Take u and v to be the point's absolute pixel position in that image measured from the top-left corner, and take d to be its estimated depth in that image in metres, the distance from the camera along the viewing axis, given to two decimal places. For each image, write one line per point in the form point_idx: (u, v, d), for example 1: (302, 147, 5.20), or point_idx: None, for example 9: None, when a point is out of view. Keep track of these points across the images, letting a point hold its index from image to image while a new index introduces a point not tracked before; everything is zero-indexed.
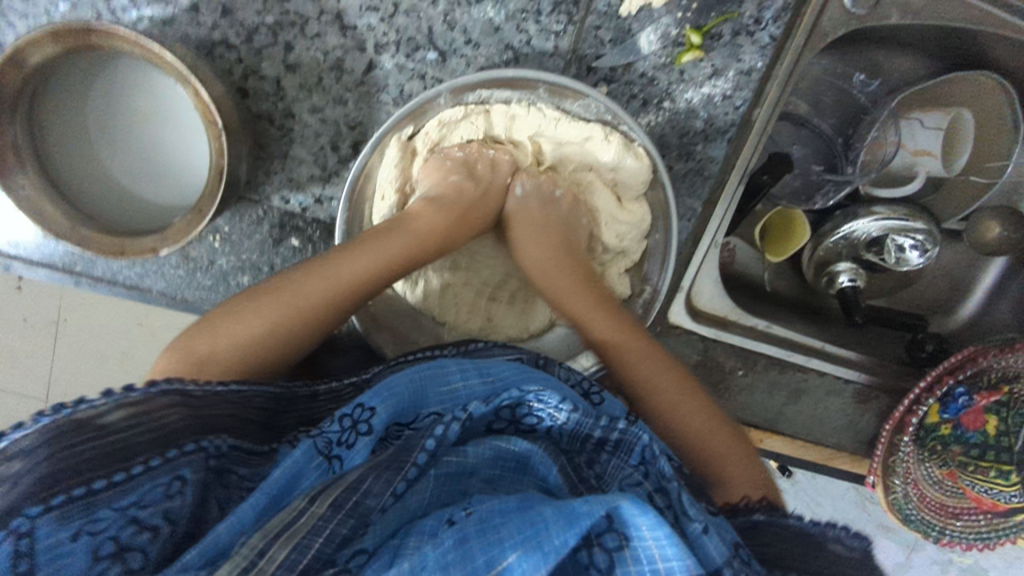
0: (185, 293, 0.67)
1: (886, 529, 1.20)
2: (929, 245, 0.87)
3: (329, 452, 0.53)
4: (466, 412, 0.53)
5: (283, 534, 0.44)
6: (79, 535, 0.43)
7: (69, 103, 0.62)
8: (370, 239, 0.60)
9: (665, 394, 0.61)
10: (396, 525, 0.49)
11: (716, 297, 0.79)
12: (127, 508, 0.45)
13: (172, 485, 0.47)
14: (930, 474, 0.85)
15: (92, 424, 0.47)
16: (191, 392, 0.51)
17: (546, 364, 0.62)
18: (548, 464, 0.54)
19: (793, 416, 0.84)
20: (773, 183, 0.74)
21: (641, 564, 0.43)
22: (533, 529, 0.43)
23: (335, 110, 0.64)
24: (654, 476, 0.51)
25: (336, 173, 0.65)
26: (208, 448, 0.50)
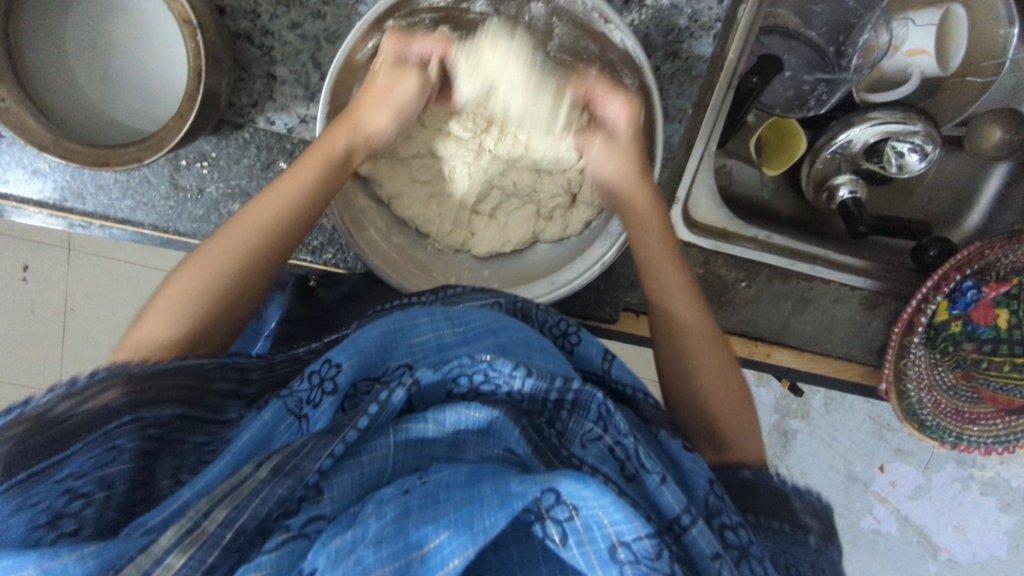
0: (177, 225, 0.67)
1: (904, 453, 1.19)
2: (930, 147, 0.84)
3: (300, 411, 0.50)
4: (411, 377, 0.49)
5: (227, 497, 0.40)
6: (18, 510, 0.42)
7: (44, 24, 0.61)
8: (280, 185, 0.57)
9: (688, 327, 0.62)
10: (358, 492, 0.45)
11: (712, 209, 0.78)
12: (62, 480, 0.44)
13: (105, 455, 0.45)
14: (944, 379, 0.84)
15: (39, 417, 0.45)
16: (134, 373, 0.48)
17: (525, 308, 0.60)
18: (510, 429, 0.48)
19: (799, 327, 0.83)
20: (762, 85, 0.71)
21: (592, 531, 0.40)
22: (467, 509, 0.40)
23: (313, 24, 0.62)
24: (614, 432, 0.48)
25: (320, 91, 0.65)
26: (146, 418, 0.47)
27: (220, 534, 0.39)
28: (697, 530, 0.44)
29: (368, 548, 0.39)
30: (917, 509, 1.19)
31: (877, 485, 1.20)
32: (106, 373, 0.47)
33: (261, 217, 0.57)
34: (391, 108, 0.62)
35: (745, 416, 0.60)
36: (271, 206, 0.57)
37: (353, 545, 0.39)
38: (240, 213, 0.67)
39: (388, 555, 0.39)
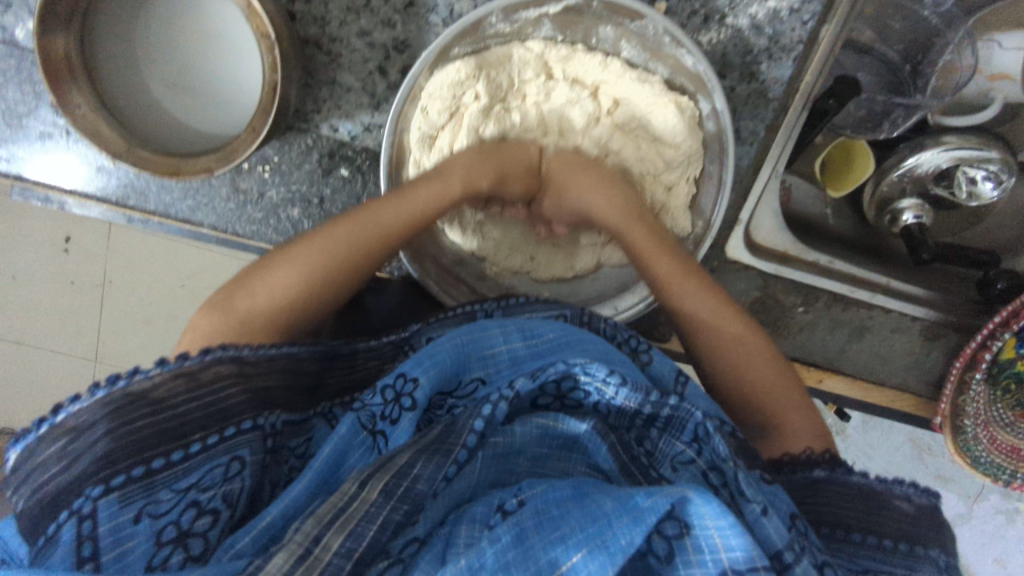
0: (236, 227, 0.67)
1: (945, 479, 1.17)
2: (1005, 175, 0.81)
3: (374, 426, 0.51)
4: (513, 391, 0.49)
5: (336, 521, 0.42)
6: (140, 517, 0.42)
7: (125, 68, 0.62)
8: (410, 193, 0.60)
9: (732, 344, 0.60)
10: (446, 510, 0.46)
11: (775, 231, 0.76)
12: (185, 491, 0.44)
13: (229, 467, 0.47)
14: (1002, 416, 0.82)
15: (144, 398, 0.46)
16: (245, 358, 0.51)
17: (591, 320, 0.61)
18: (598, 443, 0.50)
19: (855, 355, 0.81)
20: (839, 107, 0.67)
21: (703, 553, 0.40)
22: (597, 528, 0.39)
23: (384, 33, 0.61)
24: (707, 455, 0.48)
25: (386, 100, 0.63)
26: (263, 427, 0.50)
27: (337, 564, 0.41)
28: (799, 568, 0.42)
29: None
30: (954, 538, 1.17)
31: None
32: (218, 355, 0.50)
33: (371, 222, 0.58)
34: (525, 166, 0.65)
35: (792, 410, 0.59)
36: (410, 207, 0.59)
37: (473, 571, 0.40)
38: (299, 219, 0.66)
39: None
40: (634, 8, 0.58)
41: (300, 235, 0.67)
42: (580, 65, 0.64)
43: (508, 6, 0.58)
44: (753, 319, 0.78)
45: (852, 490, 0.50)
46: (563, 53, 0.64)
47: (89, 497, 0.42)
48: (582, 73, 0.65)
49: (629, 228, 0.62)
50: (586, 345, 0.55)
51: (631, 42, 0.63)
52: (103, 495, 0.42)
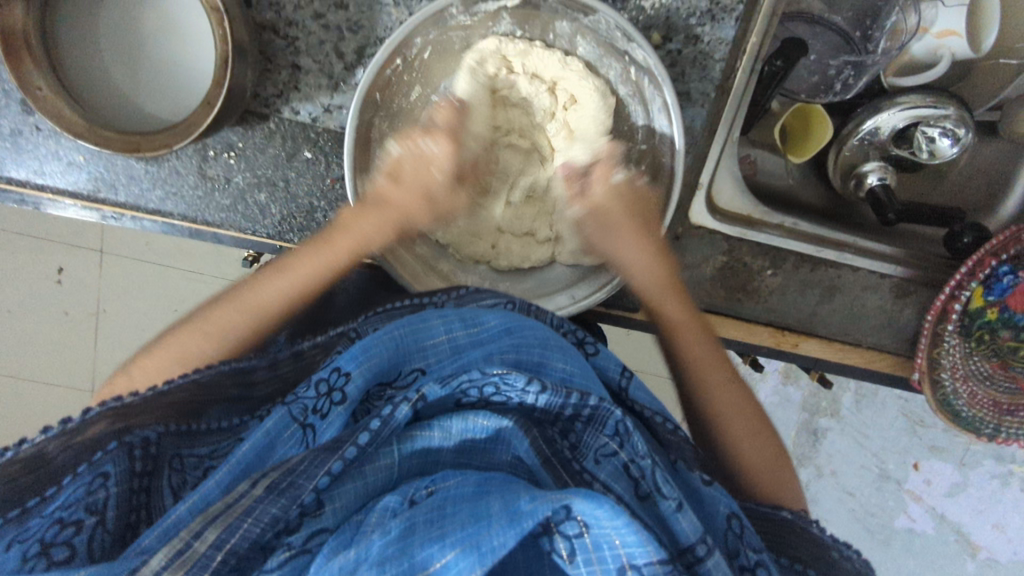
0: (206, 215, 0.68)
1: (938, 450, 1.16)
2: (962, 130, 0.82)
3: (305, 419, 0.52)
4: (418, 394, 0.49)
5: (219, 517, 0.42)
6: (11, 544, 0.42)
7: (77, 52, 0.61)
8: (301, 263, 0.64)
9: (708, 378, 0.66)
10: (358, 503, 0.46)
11: (737, 196, 0.77)
12: (51, 512, 0.44)
13: (95, 481, 0.46)
14: (979, 369, 0.82)
15: (36, 458, 0.47)
16: (125, 403, 0.50)
17: (538, 314, 0.62)
18: (519, 438, 0.50)
19: (827, 317, 0.81)
20: (787, 68, 0.70)
21: (603, 549, 0.41)
22: (474, 527, 0.40)
23: (337, 15, 0.63)
24: (630, 449, 0.50)
25: (343, 80, 0.65)
26: (147, 438, 0.49)
27: (210, 556, 0.41)
28: (711, 560, 0.45)
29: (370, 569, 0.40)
30: (954, 507, 1.16)
31: (911, 482, 1.17)
32: (99, 411, 0.49)
33: (257, 292, 0.63)
34: (417, 177, 0.65)
35: (779, 468, 0.64)
36: (294, 278, 0.64)
37: (356, 564, 0.40)
38: (266, 203, 0.68)
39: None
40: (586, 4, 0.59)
41: (269, 219, 0.68)
42: (538, 60, 0.66)
43: None
44: (723, 283, 0.79)
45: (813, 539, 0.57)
46: (521, 48, 0.66)
47: None
48: (541, 66, 0.67)
49: (636, 262, 0.66)
50: (527, 334, 0.56)
51: (587, 38, 0.65)
52: None
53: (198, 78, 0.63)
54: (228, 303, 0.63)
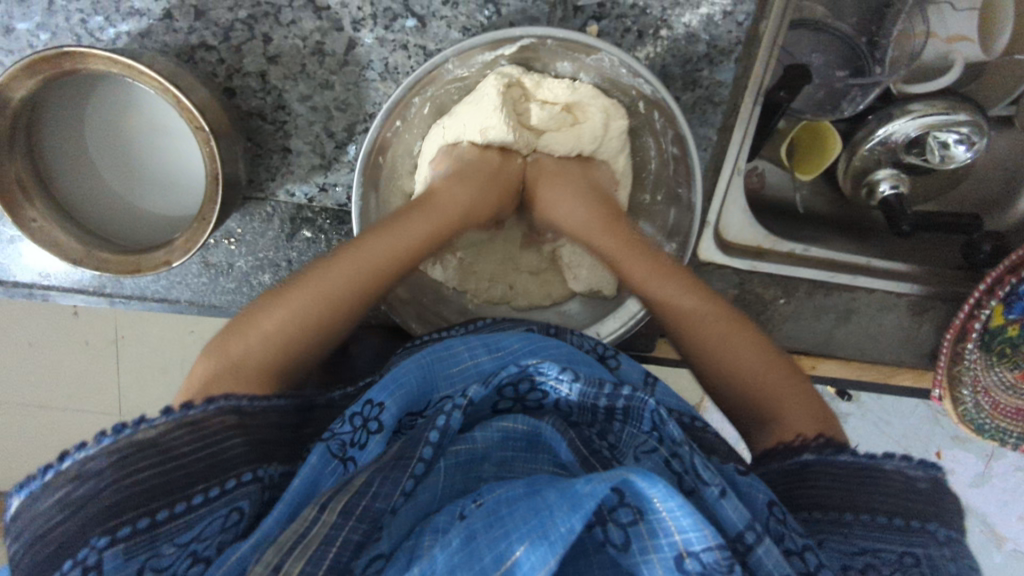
0: (212, 299, 0.68)
1: (962, 440, 1.16)
2: (978, 137, 0.80)
3: (344, 454, 0.53)
4: (467, 399, 0.53)
5: (297, 548, 0.43)
6: (143, 570, 0.44)
7: (71, 182, 0.60)
8: (403, 229, 0.60)
9: (731, 357, 0.59)
10: (412, 523, 0.49)
11: (746, 228, 0.75)
12: (187, 543, 0.46)
13: (229, 518, 0.48)
14: (1002, 379, 0.81)
15: (153, 443, 0.49)
16: (245, 407, 0.53)
17: (558, 331, 0.64)
18: (558, 439, 0.53)
19: (843, 339, 0.80)
20: (790, 98, 0.67)
21: (658, 537, 0.43)
22: (539, 520, 0.42)
23: (323, 95, 0.62)
24: (668, 441, 0.52)
25: (336, 159, 0.65)
26: (262, 477, 0.52)
27: None
28: (762, 548, 0.44)
29: None
30: (977, 497, 1.17)
31: None
32: (222, 403, 0.52)
33: (359, 258, 0.58)
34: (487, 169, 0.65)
35: (791, 401, 0.57)
36: (391, 243, 0.59)
37: None
38: (271, 283, 0.67)
39: None
40: (588, 44, 0.57)
41: None
42: (549, 89, 0.62)
43: (463, 51, 0.57)
44: None
45: (843, 468, 0.51)
46: (534, 79, 0.62)
47: (97, 547, 0.44)
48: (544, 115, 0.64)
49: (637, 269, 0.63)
50: (551, 351, 0.58)
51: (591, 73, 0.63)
52: (110, 546, 0.44)
53: (190, 168, 0.63)
54: (328, 270, 0.58)
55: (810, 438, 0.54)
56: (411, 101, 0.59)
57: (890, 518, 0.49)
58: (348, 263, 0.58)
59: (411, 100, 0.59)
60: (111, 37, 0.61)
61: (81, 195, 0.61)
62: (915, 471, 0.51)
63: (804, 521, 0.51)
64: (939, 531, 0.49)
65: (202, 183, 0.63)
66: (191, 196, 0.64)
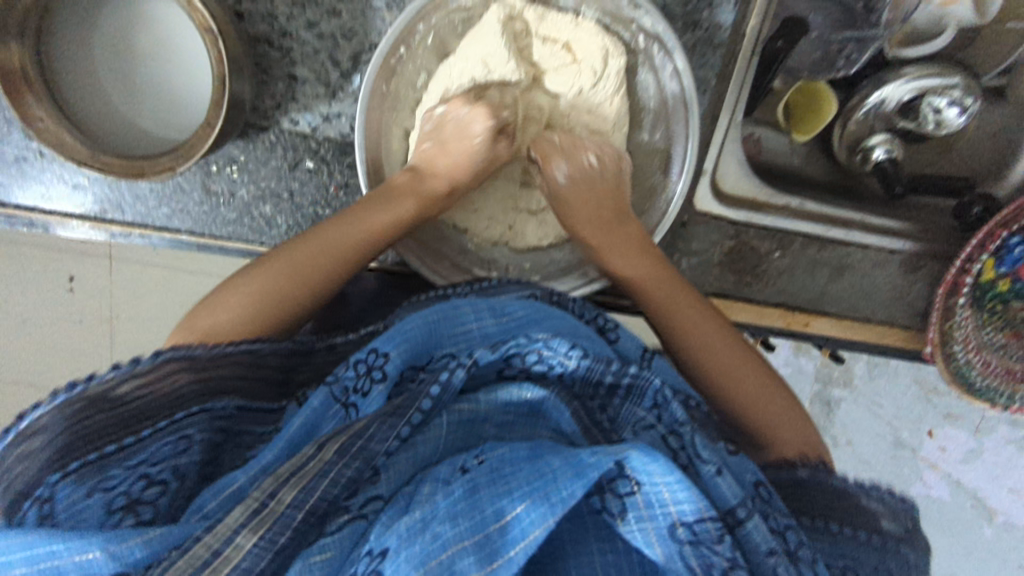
0: (212, 230, 0.68)
1: (953, 418, 1.17)
2: (970, 100, 0.81)
3: (347, 399, 0.51)
4: (471, 359, 0.50)
5: (292, 479, 0.44)
6: (93, 493, 0.44)
7: (80, 96, 0.61)
8: (362, 216, 0.60)
9: (739, 382, 0.60)
10: (412, 472, 0.48)
11: (742, 179, 0.77)
12: (137, 466, 0.46)
13: (179, 445, 0.48)
14: (993, 339, 0.82)
15: (102, 397, 0.46)
16: (198, 356, 0.50)
17: (560, 299, 0.61)
18: (561, 409, 0.51)
19: (837, 295, 0.81)
20: (788, 47, 0.69)
21: (653, 505, 0.44)
22: (541, 481, 0.44)
23: (330, 23, 0.63)
24: (668, 420, 0.50)
25: (341, 89, 0.66)
26: (214, 409, 0.50)
27: (289, 515, 0.43)
28: (751, 523, 0.45)
29: (443, 524, 0.43)
30: (970, 475, 1.17)
31: (926, 451, 1.18)
32: (170, 356, 0.49)
33: (322, 239, 0.59)
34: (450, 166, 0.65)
35: (781, 421, 0.59)
36: (359, 226, 0.60)
37: (425, 522, 0.43)
38: (272, 214, 0.68)
39: (465, 526, 0.43)
40: None
41: (275, 230, 0.68)
42: (553, 23, 0.64)
43: None
44: (732, 268, 0.79)
45: (829, 492, 0.53)
46: (538, 12, 0.64)
47: (48, 482, 0.43)
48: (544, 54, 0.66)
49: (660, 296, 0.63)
50: (555, 323, 0.55)
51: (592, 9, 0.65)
52: (62, 479, 0.43)
53: (194, 83, 0.63)
54: (294, 251, 0.58)
55: (809, 459, 0.56)
56: (416, 26, 0.60)
57: (870, 536, 0.50)
58: (309, 246, 0.59)
59: (417, 25, 0.60)
60: None
61: (90, 110, 0.62)
62: (882, 498, 0.52)
63: (802, 525, 0.51)
64: (902, 546, 0.50)
65: (206, 102, 0.63)
66: (194, 110, 0.63)
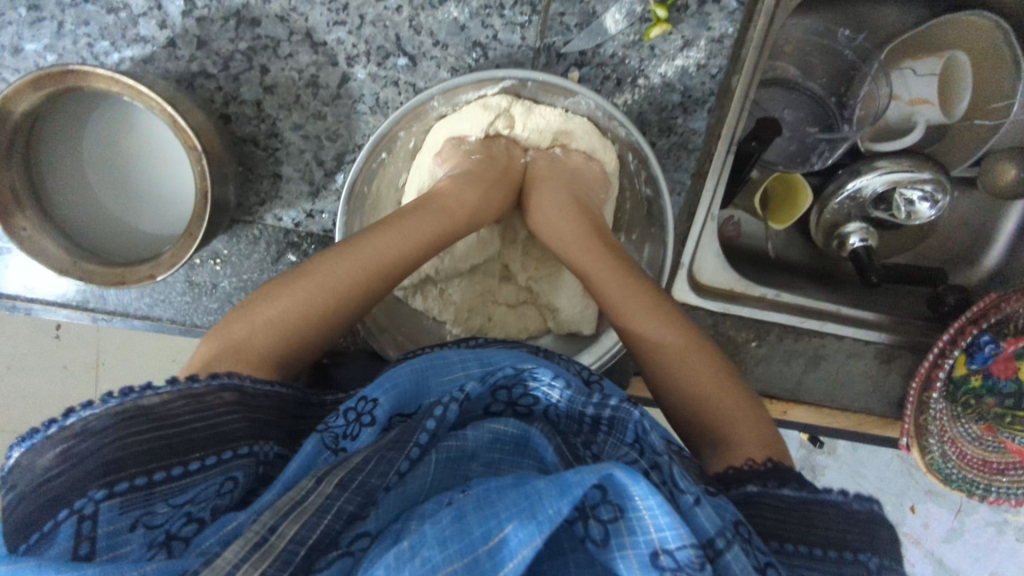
0: (194, 319, 0.69)
1: (935, 494, 1.17)
2: (939, 195, 0.83)
3: (337, 445, 0.49)
4: (463, 393, 0.49)
5: (293, 511, 0.41)
6: (136, 526, 0.41)
7: (70, 203, 0.62)
8: (408, 226, 0.58)
9: (686, 374, 0.56)
10: (399, 508, 0.45)
11: (719, 271, 0.78)
12: (182, 504, 0.44)
13: (224, 485, 0.46)
14: (968, 430, 0.83)
15: (145, 412, 0.44)
16: (249, 388, 0.49)
17: (547, 354, 0.57)
18: (545, 443, 0.49)
19: (813, 385, 0.82)
20: (762, 148, 0.72)
21: (637, 538, 0.40)
22: (527, 500, 0.39)
23: (315, 125, 0.66)
24: (650, 453, 0.46)
25: (324, 186, 0.67)
26: (258, 454, 0.49)
27: (292, 551, 0.40)
28: (731, 554, 0.40)
29: (432, 548, 0.39)
30: (952, 553, 1.17)
31: (909, 526, 1.18)
32: (228, 382, 0.48)
33: (363, 254, 0.56)
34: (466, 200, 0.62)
35: (738, 417, 0.54)
36: (401, 237, 0.58)
37: (414, 549, 0.39)
38: None
39: (454, 551, 0.38)
40: (565, 87, 0.61)
41: None
42: (540, 116, 0.67)
43: (448, 89, 0.61)
44: None
45: (786, 504, 0.47)
46: (526, 107, 0.66)
47: (92, 497, 0.41)
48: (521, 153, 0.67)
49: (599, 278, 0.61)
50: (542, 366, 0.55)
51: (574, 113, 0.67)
52: (107, 498, 0.41)
53: (178, 181, 0.65)
54: (334, 263, 0.55)
55: (758, 463, 0.51)
56: (396, 133, 0.62)
57: (836, 551, 0.45)
58: (351, 259, 0.56)
59: (396, 132, 0.62)
60: (114, 61, 0.63)
61: (79, 216, 0.63)
62: (854, 504, 0.47)
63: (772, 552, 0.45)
64: (872, 561, 0.45)
65: (191, 211, 0.65)
66: (181, 205, 0.65)
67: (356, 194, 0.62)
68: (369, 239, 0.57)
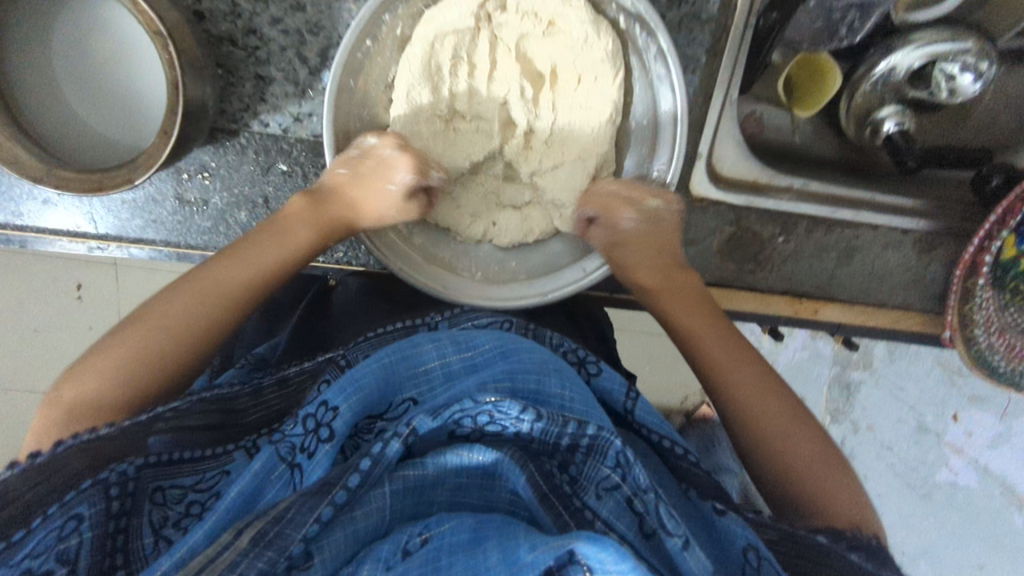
0: (188, 239, 0.66)
1: (978, 401, 1.09)
2: (984, 65, 0.75)
3: (293, 459, 0.47)
4: (409, 427, 0.46)
5: (202, 574, 0.38)
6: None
7: (44, 115, 0.61)
8: (251, 255, 0.57)
9: (772, 421, 0.55)
10: (353, 549, 0.42)
11: (741, 161, 0.72)
12: (44, 553, 0.40)
13: (88, 519, 0.41)
14: (1017, 320, 0.76)
15: (0, 490, 0.42)
16: (99, 436, 0.45)
17: (536, 333, 0.62)
18: (516, 473, 0.46)
19: (846, 280, 0.77)
20: (783, 20, 0.62)
21: None
22: (474, 574, 0.38)
23: (295, 18, 0.60)
24: (632, 483, 0.46)
25: (310, 86, 0.63)
26: (128, 471, 0.44)
27: None
28: None
29: None
30: None
31: (952, 435, 1.12)
32: (69, 442, 0.44)
33: (216, 283, 0.55)
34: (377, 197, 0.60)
35: (801, 439, 0.54)
36: (237, 267, 0.56)
37: None
38: (247, 220, 0.66)
39: None
40: None
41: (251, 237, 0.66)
42: None
43: None
44: (732, 256, 0.75)
45: (818, 548, 0.48)
46: None
47: None
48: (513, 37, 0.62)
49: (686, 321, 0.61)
50: (517, 358, 0.53)
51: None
52: None
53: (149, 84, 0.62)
54: (170, 301, 0.53)
55: (847, 530, 0.50)
56: (383, 17, 0.57)
57: None
58: (187, 294, 0.54)
59: (383, 15, 0.57)
60: None
61: (55, 128, 0.61)
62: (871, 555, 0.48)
63: None
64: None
65: (163, 114, 0.63)
66: (154, 110, 0.63)
67: (344, 88, 0.58)
68: (213, 270, 0.55)
